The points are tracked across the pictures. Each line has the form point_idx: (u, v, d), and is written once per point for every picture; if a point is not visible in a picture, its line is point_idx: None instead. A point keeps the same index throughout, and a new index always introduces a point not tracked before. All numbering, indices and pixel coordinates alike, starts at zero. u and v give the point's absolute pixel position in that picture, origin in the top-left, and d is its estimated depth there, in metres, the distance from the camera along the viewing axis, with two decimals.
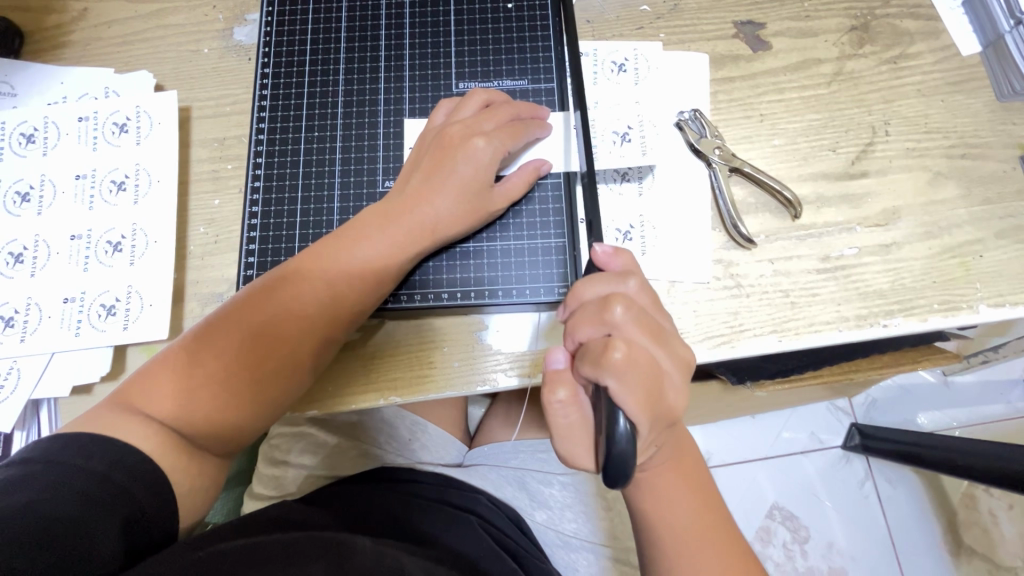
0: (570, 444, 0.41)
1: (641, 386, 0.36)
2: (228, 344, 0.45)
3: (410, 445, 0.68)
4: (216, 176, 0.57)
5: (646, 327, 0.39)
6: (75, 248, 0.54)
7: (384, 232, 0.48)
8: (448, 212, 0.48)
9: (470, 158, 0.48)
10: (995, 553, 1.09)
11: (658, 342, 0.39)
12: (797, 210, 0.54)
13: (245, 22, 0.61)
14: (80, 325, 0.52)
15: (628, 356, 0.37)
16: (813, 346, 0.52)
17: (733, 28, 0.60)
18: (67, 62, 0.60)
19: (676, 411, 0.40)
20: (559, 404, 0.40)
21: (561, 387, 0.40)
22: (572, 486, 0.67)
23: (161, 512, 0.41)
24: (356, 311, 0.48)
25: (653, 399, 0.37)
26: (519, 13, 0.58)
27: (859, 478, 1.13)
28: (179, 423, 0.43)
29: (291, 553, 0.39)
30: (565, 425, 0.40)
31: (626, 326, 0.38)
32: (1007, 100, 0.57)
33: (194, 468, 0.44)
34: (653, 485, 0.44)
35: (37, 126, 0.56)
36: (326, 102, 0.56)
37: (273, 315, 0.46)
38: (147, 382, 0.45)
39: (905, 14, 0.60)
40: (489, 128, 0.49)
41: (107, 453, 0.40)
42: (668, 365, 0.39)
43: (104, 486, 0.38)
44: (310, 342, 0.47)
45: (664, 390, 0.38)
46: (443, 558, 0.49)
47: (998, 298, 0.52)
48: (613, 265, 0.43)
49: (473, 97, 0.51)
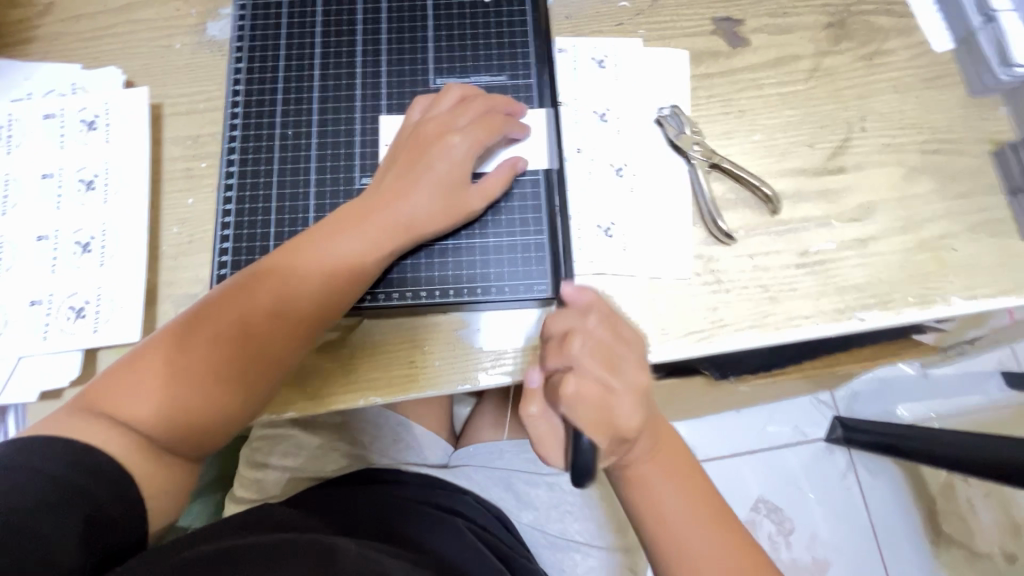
0: (542, 455, 0.44)
1: (592, 414, 0.40)
2: (198, 346, 0.44)
3: (395, 446, 0.67)
4: (190, 175, 0.55)
5: (602, 359, 0.41)
6: (42, 249, 0.52)
7: (359, 230, 0.47)
8: (426, 209, 0.48)
9: (446, 154, 0.48)
10: (973, 542, 1.11)
11: (615, 375, 0.41)
12: (775, 206, 0.54)
13: (219, 18, 0.60)
14: (48, 328, 0.51)
15: (577, 390, 0.39)
16: (792, 341, 0.52)
17: (711, 25, 0.60)
18: (32, 57, 0.58)
19: (635, 432, 0.41)
20: (530, 418, 0.43)
21: (533, 402, 0.42)
22: (558, 488, 0.66)
23: (127, 513, 0.40)
24: (333, 310, 0.48)
25: (606, 424, 0.40)
26: (497, 9, 0.58)
27: (841, 470, 1.14)
28: (146, 428, 0.42)
29: (274, 556, 0.38)
30: (536, 435, 0.43)
31: (582, 360, 0.40)
32: (980, 96, 0.58)
33: (162, 472, 0.43)
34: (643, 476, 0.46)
35: (1, 124, 0.55)
36: (302, 98, 0.55)
37: (245, 315, 0.45)
38: (112, 387, 0.43)
39: (880, 11, 0.60)
40: (463, 124, 0.50)
41: (67, 456, 0.39)
42: (623, 391, 0.40)
43: (63, 488, 0.37)
44: (284, 340, 0.46)
45: (619, 414, 0.40)
46: (427, 562, 0.48)
47: (972, 291, 0.53)
48: (577, 300, 0.43)
49: (449, 92, 0.51)
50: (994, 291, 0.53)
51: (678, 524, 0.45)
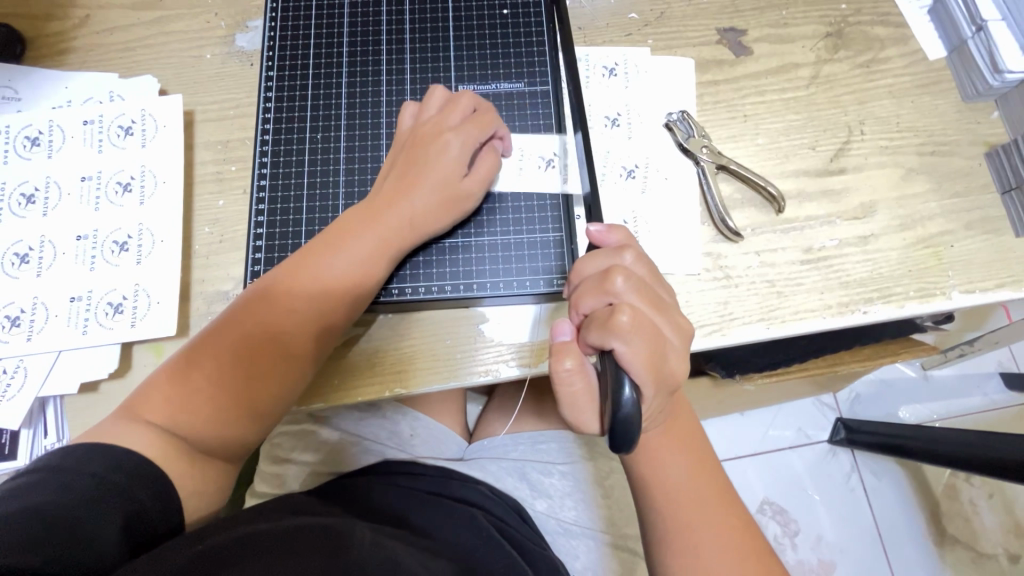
0: (576, 409, 0.44)
1: (647, 348, 0.41)
2: (222, 349, 0.47)
3: (411, 441, 0.69)
4: (221, 177, 0.58)
5: (645, 297, 0.43)
6: (81, 248, 0.55)
7: (364, 231, 0.49)
8: (425, 204, 0.50)
9: (440, 152, 0.50)
10: (977, 541, 1.12)
11: (657, 310, 0.43)
12: (781, 205, 0.57)
13: (248, 29, 0.63)
14: (88, 323, 0.53)
15: (632, 322, 0.41)
16: (799, 333, 0.55)
17: (716, 35, 0.63)
18: (70, 67, 0.61)
19: (677, 378, 0.44)
20: (566, 373, 0.43)
21: (569, 357, 0.43)
22: (572, 475, 0.69)
23: (162, 511, 0.42)
24: (352, 305, 0.50)
25: (654, 360, 0.41)
26: (514, 20, 0.61)
27: (846, 470, 1.16)
28: (181, 430, 0.45)
29: (293, 543, 0.40)
30: (569, 393, 0.44)
31: (628, 296, 0.42)
32: (972, 101, 0.61)
33: (196, 473, 0.45)
34: (652, 454, 0.48)
35: (43, 130, 0.58)
36: (330, 104, 0.58)
37: (263, 316, 0.48)
38: (151, 394, 0.46)
39: (876, 21, 0.64)
40: (455, 123, 0.51)
41: (106, 457, 0.41)
42: (668, 331, 0.43)
43: (104, 487, 0.39)
44: (302, 337, 0.48)
45: (666, 355, 0.42)
46: (440, 550, 0.50)
47: (970, 285, 0.56)
48: (608, 241, 0.47)
49: (436, 94, 0.53)
50: (990, 286, 0.56)
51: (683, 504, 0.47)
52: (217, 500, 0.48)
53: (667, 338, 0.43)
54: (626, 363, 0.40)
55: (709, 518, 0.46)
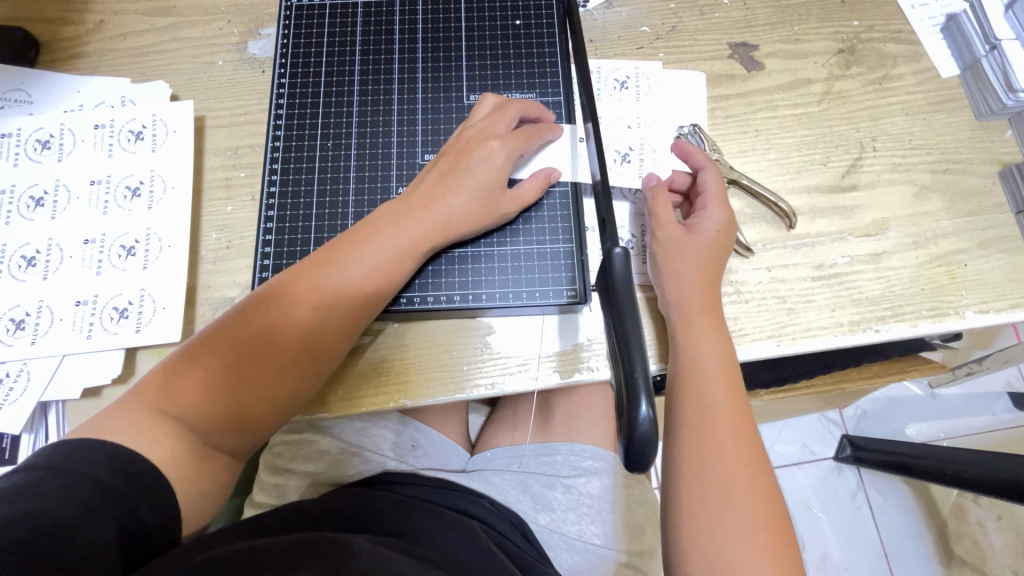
0: (680, 291, 0.50)
1: (714, 244, 0.51)
2: (244, 339, 0.46)
3: (413, 452, 0.67)
4: (229, 184, 0.58)
5: (719, 196, 0.53)
6: (88, 252, 0.55)
7: (403, 231, 0.49)
8: (462, 211, 0.50)
9: (485, 160, 0.51)
10: (985, 564, 1.10)
11: (721, 202, 0.53)
12: (792, 221, 0.57)
13: (260, 37, 0.63)
14: (92, 328, 0.53)
15: (701, 223, 0.52)
16: (810, 351, 0.54)
17: (728, 49, 0.63)
18: (83, 71, 0.61)
19: (728, 248, 0.52)
20: (678, 276, 0.50)
21: (676, 258, 0.51)
22: (576, 489, 0.65)
23: (160, 523, 0.41)
24: (377, 302, 0.49)
25: (721, 252, 0.52)
26: (527, 31, 0.61)
27: (852, 489, 1.14)
28: (193, 423, 0.44)
29: (288, 557, 0.39)
30: (671, 279, 0.51)
31: (706, 202, 0.53)
32: (985, 119, 0.61)
33: (201, 479, 0.44)
34: (699, 426, 0.45)
35: (54, 134, 0.58)
36: (342, 111, 0.58)
37: (290, 310, 0.46)
38: (165, 380, 0.45)
39: (889, 38, 0.63)
40: (503, 133, 0.53)
41: (109, 462, 0.40)
42: (722, 222, 0.52)
43: (106, 496, 0.38)
44: (328, 334, 0.47)
45: (724, 244, 0.52)
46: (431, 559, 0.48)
47: (984, 305, 0.55)
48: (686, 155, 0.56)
49: (485, 101, 0.55)
50: (1004, 306, 0.55)
51: (721, 484, 0.43)
52: (212, 510, 0.47)
53: (711, 224, 0.52)
54: (673, 284, 0.51)
55: (748, 521, 0.42)
